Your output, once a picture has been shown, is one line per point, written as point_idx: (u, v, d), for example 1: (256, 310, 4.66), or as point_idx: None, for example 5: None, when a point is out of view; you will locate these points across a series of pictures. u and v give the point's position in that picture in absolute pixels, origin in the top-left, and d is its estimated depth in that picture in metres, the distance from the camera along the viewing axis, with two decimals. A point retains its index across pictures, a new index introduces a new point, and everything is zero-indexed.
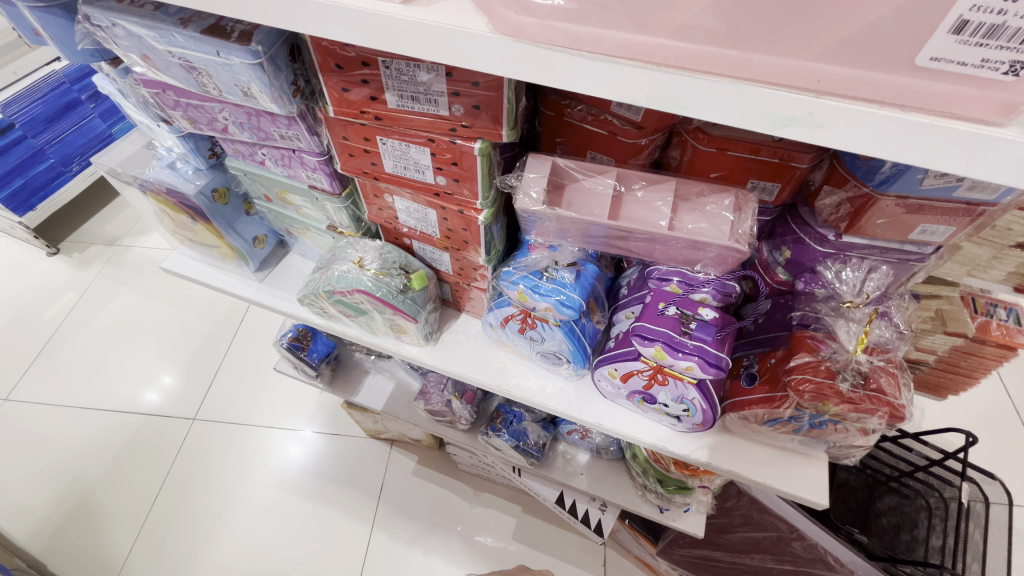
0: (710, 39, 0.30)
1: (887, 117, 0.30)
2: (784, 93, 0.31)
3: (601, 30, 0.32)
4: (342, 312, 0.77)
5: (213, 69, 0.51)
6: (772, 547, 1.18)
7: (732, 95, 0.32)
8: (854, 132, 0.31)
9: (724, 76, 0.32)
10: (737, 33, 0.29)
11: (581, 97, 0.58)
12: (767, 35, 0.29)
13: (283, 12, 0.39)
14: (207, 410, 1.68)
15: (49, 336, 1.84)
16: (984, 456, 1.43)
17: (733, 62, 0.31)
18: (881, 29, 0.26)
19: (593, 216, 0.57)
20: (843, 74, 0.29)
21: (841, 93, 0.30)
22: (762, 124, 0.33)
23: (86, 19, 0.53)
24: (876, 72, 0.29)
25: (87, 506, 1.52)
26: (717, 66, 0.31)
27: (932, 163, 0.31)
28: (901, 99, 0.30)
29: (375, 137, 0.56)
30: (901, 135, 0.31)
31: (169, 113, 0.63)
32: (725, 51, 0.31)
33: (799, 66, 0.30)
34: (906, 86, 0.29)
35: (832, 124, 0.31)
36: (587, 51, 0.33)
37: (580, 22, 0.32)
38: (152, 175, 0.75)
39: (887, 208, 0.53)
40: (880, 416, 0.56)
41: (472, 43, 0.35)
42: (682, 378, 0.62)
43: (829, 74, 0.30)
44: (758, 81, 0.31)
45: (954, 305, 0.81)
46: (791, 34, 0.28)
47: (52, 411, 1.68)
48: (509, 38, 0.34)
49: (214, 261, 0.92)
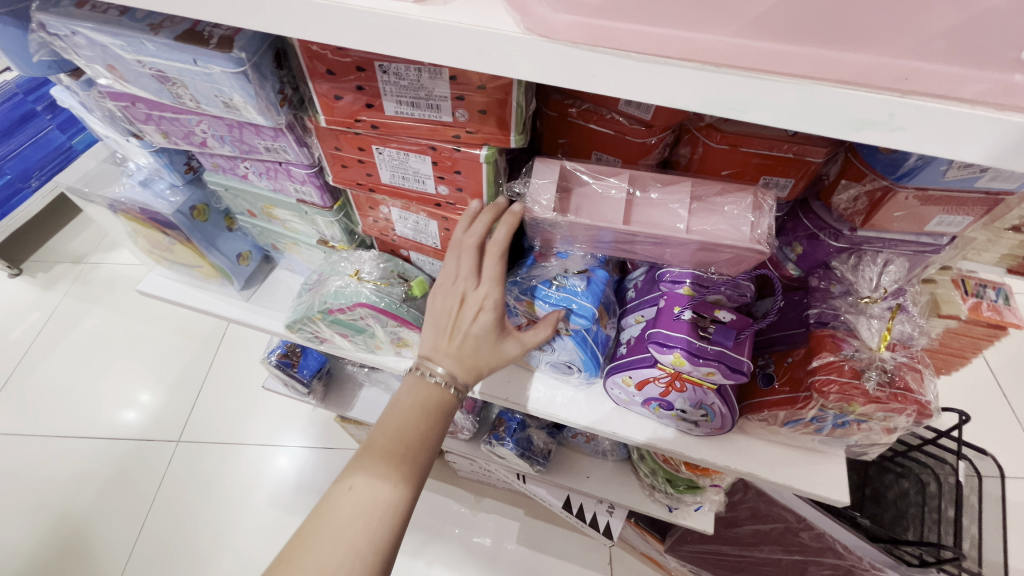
0: (773, 34, 0.27)
1: (975, 118, 0.28)
2: (863, 93, 0.28)
3: (653, 28, 0.29)
4: (338, 332, 0.72)
5: (189, 78, 0.47)
6: (779, 538, 1.19)
7: (799, 95, 0.29)
8: (938, 135, 0.29)
9: (790, 76, 0.29)
10: (813, 27, 0.26)
11: (585, 96, 0.55)
12: (849, 28, 0.26)
13: (280, 13, 0.34)
14: (192, 430, 1.61)
15: (16, 362, 1.74)
16: (974, 433, 1.46)
17: (803, 59, 0.28)
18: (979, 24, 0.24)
19: (604, 219, 0.54)
20: (932, 70, 0.27)
21: (925, 92, 0.27)
22: (831, 128, 0.30)
23: (41, 28, 0.48)
24: (965, 66, 0.26)
25: (70, 540, 1.45)
26: (783, 65, 0.28)
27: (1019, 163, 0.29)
28: (995, 97, 0.27)
29: (371, 146, 0.52)
30: (991, 134, 0.28)
31: (140, 127, 0.58)
32: (794, 49, 0.28)
33: (881, 64, 0.27)
34: (1004, 83, 0.26)
35: (912, 126, 0.29)
36: (634, 52, 0.30)
37: (629, 21, 0.29)
38: (123, 195, 0.69)
39: (905, 201, 0.51)
40: (908, 415, 0.54)
41: (502, 44, 0.32)
42: (702, 384, 0.60)
43: (915, 72, 0.27)
44: (827, 79, 0.29)
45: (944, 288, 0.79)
46: (868, 27, 0.26)
47: (25, 442, 1.59)
48: (544, 39, 0.31)
49: (195, 281, 0.86)
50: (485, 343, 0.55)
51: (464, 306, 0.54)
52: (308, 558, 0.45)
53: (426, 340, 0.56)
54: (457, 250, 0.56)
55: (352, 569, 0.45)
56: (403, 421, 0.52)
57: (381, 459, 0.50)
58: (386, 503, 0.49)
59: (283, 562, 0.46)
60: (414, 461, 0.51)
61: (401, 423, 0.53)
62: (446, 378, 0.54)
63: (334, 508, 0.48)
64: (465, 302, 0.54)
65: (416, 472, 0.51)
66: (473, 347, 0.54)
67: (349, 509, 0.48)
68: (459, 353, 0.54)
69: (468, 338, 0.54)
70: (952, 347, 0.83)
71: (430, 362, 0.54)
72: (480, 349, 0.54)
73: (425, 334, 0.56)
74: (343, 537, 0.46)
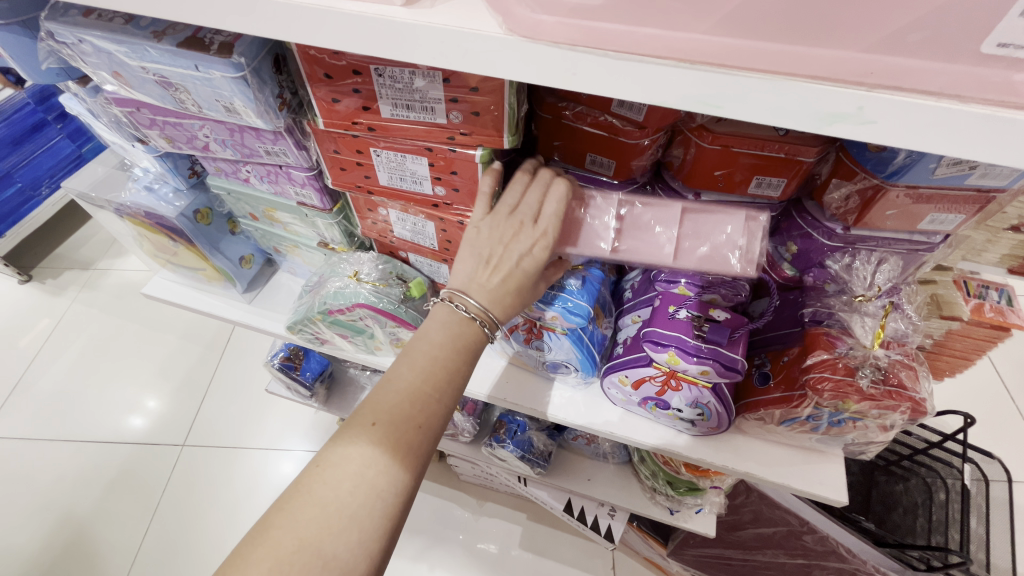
0: (749, 31, 0.28)
1: (943, 109, 0.28)
2: (832, 87, 0.29)
3: (632, 27, 0.29)
4: (338, 332, 0.74)
5: (192, 84, 0.48)
6: (783, 542, 1.17)
7: (771, 90, 0.29)
8: (908, 128, 0.29)
9: (762, 71, 0.29)
10: (780, 25, 0.27)
11: (578, 99, 0.55)
12: (814, 24, 0.26)
13: (271, 18, 0.35)
14: (197, 435, 1.63)
15: (25, 367, 1.76)
16: (980, 436, 1.45)
17: (774, 55, 0.28)
18: (943, 21, 0.24)
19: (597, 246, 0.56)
20: (899, 63, 0.27)
21: (892, 85, 0.28)
22: (803, 122, 0.30)
23: (50, 36, 0.49)
24: (929, 59, 0.26)
25: (75, 544, 1.46)
26: (755, 60, 0.29)
27: (986, 157, 0.29)
28: (960, 88, 0.27)
29: (368, 149, 0.53)
30: (961, 126, 0.28)
31: (145, 132, 0.60)
32: (765, 45, 0.28)
33: (849, 58, 0.27)
34: (970, 74, 0.26)
35: (883, 119, 0.29)
36: (614, 50, 0.31)
37: (608, 20, 0.29)
38: (129, 199, 0.71)
39: (896, 199, 0.52)
40: (902, 412, 0.55)
41: (486, 45, 0.33)
42: (697, 383, 0.60)
43: (882, 66, 0.27)
44: (798, 75, 0.29)
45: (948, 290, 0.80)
46: (840, 23, 0.26)
47: (33, 446, 1.61)
48: (527, 40, 0.32)
49: (198, 284, 0.87)
50: (526, 284, 0.52)
51: (513, 240, 0.51)
52: (326, 495, 0.41)
53: (462, 269, 0.51)
54: (518, 177, 0.53)
55: (374, 509, 0.42)
56: (431, 357, 0.48)
57: (408, 397, 0.46)
58: (411, 441, 0.45)
59: (295, 497, 0.42)
60: (441, 401, 0.47)
61: (433, 359, 0.48)
62: (478, 314, 0.51)
63: (355, 445, 0.44)
64: (518, 232, 0.51)
65: (442, 414, 0.48)
66: (516, 285, 0.51)
67: (373, 449, 0.44)
68: (500, 287, 0.50)
69: (514, 272, 0.51)
70: (956, 349, 0.83)
71: (467, 295, 0.50)
72: (520, 289, 0.52)
73: (464, 262, 0.51)
74: (365, 474, 0.43)
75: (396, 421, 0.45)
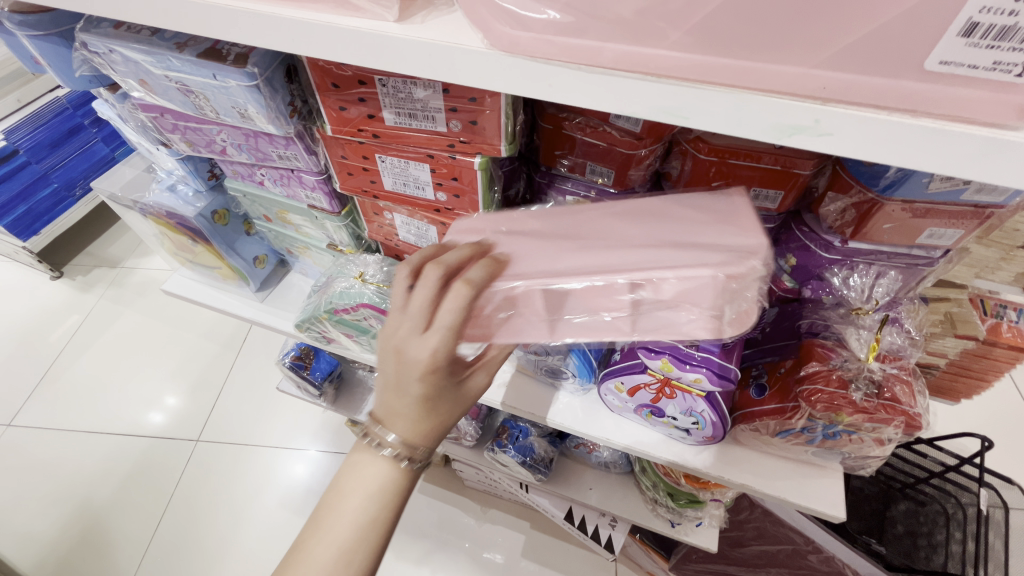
0: (708, 48, 0.28)
1: (892, 124, 0.28)
2: (789, 102, 0.29)
3: (600, 42, 0.30)
4: (343, 332, 0.76)
5: (209, 92, 0.52)
6: (787, 561, 1.13)
7: (733, 103, 0.30)
8: (863, 141, 0.29)
9: (724, 85, 0.29)
10: (740, 40, 0.27)
11: (577, 109, 0.56)
12: (770, 40, 0.27)
13: (272, 31, 0.38)
14: (211, 430, 1.67)
15: (52, 360, 1.83)
16: (1001, 461, 1.40)
17: (734, 70, 0.29)
18: (886, 36, 0.24)
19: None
20: (851, 80, 0.27)
21: (847, 100, 0.28)
22: (764, 134, 0.30)
23: (83, 47, 0.53)
24: (882, 77, 0.26)
25: (91, 532, 1.51)
26: (716, 75, 0.29)
27: (948, 171, 0.29)
28: (909, 103, 0.27)
29: (374, 155, 0.55)
30: (917, 143, 0.28)
31: (168, 136, 0.63)
32: (724, 60, 0.28)
33: (803, 74, 0.27)
34: (915, 92, 0.26)
35: (840, 131, 0.29)
36: (585, 64, 0.31)
37: (577, 35, 0.30)
38: (152, 199, 0.75)
39: (893, 213, 0.52)
40: (896, 426, 0.54)
41: (467, 58, 0.34)
42: (691, 391, 0.61)
43: (835, 82, 0.27)
44: (759, 89, 0.29)
45: (963, 308, 0.77)
46: (786, 37, 0.26)
47: (56, 436, 1.67)
48: (506, 54, 0.33)
49: (214, 281, 0.91)
50: (438, 396, 0.47)
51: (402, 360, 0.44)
52: None
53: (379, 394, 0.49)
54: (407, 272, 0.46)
55: None
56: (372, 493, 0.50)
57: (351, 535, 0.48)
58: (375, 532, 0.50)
59: None
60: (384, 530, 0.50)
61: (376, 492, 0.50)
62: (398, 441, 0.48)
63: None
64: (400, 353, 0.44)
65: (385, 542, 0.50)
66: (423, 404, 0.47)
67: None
68: (408, 413, 0.47)
69: (415, 394, 0.46)
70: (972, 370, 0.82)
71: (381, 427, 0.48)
72: (432, 404, 0.47)
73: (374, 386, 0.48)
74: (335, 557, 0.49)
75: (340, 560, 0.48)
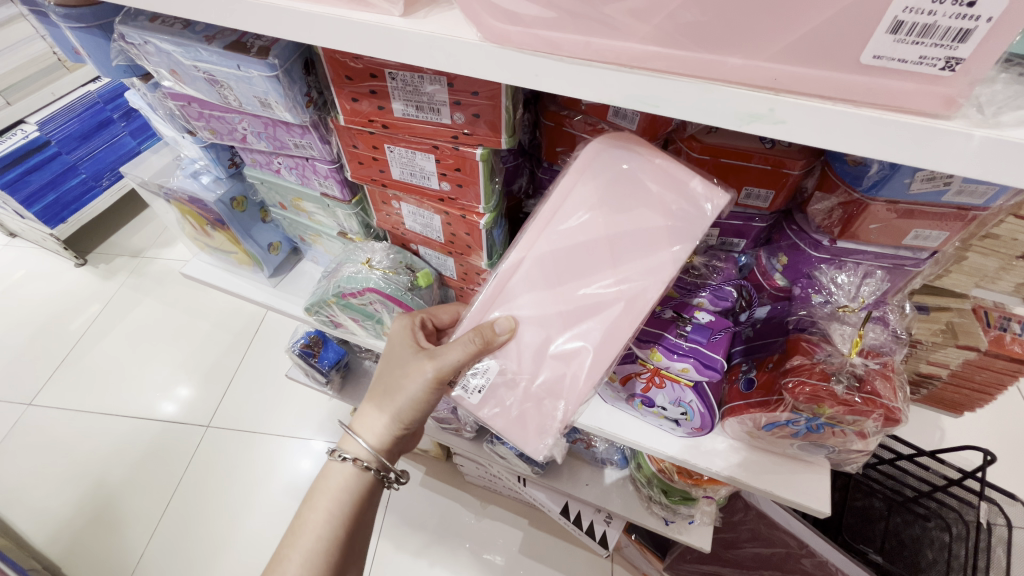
0: (674, 42, 0.31)
1: (840, 114, 0.30)
2: (748, 92, 0.31)
3: (579, 37, 0.33)
4: (350, 317, 0.80)
5: (233, 81, 0.56)
6: (780, 564, 1.13)
7: (698, 94, 0.32)
8: (816, 129, 0.31)
9: (690, 76, 0.32)
10: (700, 35, 0.30)
11: (580, 108, 0.59)
12: (727, 35, 0.29)
13: (286, 22, 0.41)
14: (221, 417, 1.72)
15: (73, 344, 1.90)
16: (1006, 476, 1.38)
17: (699, 63, 0.31)
18: (827, 32, 0.27)
19: (525, 255, 0.57)
20: (800, 73, 0.30)
21: (799, 91, 0.30)
22: (727, 122, 0.33)
23: (121, 38, 0.58)
24: (828, 70, 0.29)
25: (103, 511, 1.56)
26: (682, 67, 0.32)
27: (892, 158, 0.31)
28: (854, 94, 0.29)
29: (383, 145, 0.59)
30: (863, 131, 0.30)
31: (193, 124, 0.68)
32: (689, 54, 0.31)
33: (758, 67, 0.30)
34: (855, 84, 0.29)
35: (793, 120, 0.31)
36: (566, 55, 0.34)
37: (558, 30, 0.33)
38: (176, 184, 0.80)
39: (878, 213, 0.53)
40: (876, 419, 0.56)
41: (462, 50, 0.37)
42: (679, 381, 0.63)
43: (786, 74, 0.30)
44: (723, 80, 0.32)
45: (965, 317, 0.72)
46: (740, 34, 0.29)
47: (74, 416, 1.74)
48: (496, 46, 0.36)
49: (230, 266, 0.95)
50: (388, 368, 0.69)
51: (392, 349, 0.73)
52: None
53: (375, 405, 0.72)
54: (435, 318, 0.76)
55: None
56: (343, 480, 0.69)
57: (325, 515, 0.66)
58: (337, 522, 0.66)
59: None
60: (352, 515, 0.68)
61: (344, 483, 0.68)
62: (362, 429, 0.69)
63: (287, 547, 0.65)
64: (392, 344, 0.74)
65: (350, 524, 0.67)
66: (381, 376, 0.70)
67: (300, 548, 0.64)
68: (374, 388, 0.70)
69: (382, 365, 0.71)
70: (974, 381, 0.78)
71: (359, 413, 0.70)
72: (384, 377, 0.69)
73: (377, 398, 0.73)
74: (312, 531, 0.65)
75: (319, 526, 0.66)
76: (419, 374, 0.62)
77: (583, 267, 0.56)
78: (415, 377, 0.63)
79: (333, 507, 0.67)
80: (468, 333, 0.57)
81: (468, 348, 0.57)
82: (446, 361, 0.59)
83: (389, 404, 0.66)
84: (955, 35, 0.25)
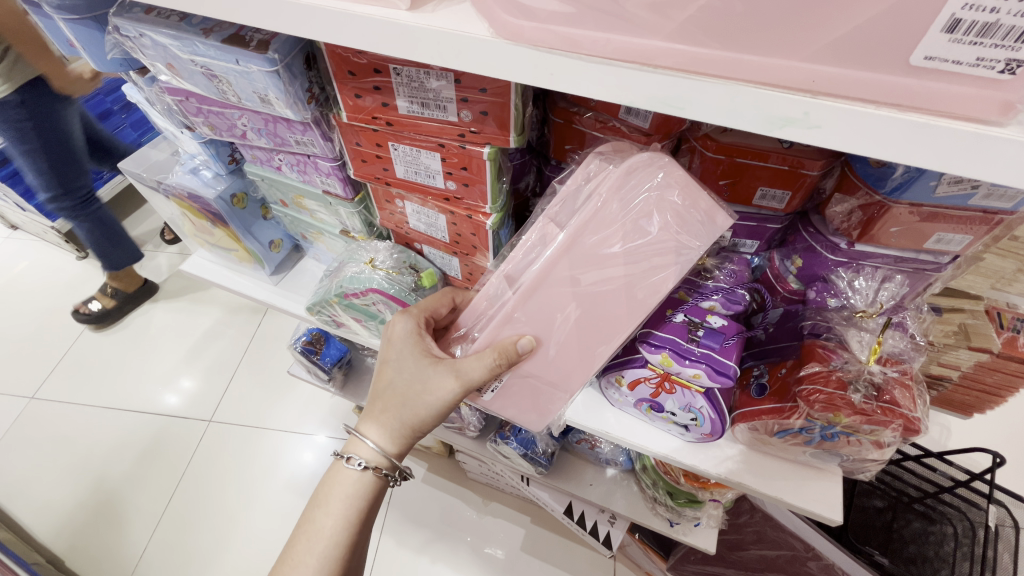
0: (704, 42, 0.29)
1: (880, 118, 0.28)
2: (780, 94, 0.30)
3: (600, 33, 0.31)
4: (352, 317, 0.78)
5: (233, 76, 0.54)
6: (785, 566, 1.13)
7: (727, 96, 0.31)
8: (853, 133, 0.29)
9: (719, 77, 0.30)
10: (731, 33, 0.28)
11: (591, 104, 0.57)
12: (758, 35, 0.28)
13: (290, 16, 0.39)
14: (222, 412, 1.71)
15: (75, 338, 1.90)
16: (1012, 477, 1.37)
17: (729, 63, 0.29)
18: (870, 32, 0.25)
19: (543, 277, 0.52)
20: (839, 74, 0.28)
21: (836, 93, 0.29)
22: (758, 125, 0.31)
23: (117, 30, 0.56)
24: (869, 71, 0.27)
25: (106, 505, 1.56)
26: (711, 66, 0.30)
27: (933, 165, 0.29)
28: (896, 98, 0.28)
29: (387, 143, 0.57)
30: (904, 135, 0.29)
31: (192, 120, 0.66)
32: (719, 53, 0.29)
33: (794, 67, 0.28)
34: (898, 86, 0.27)
35: (828, 124, 0.30)
36: (585, 54, 0.33)
37: (579, 27, 0.31)
38: (175, 181, 0.78)
39: (900, 216, 0.51)
40: (894, 429, 0.54)
41: (474, 47, 0.35)
42: (690, 387, 0.61)
43: (824, 75, 0.28)
44: (752, 81, 0.30)
45: (978, 320, 0.70)
46: (776, 34, 0.27)
47: (76, 410, 1.73)
48: (510, 43, 0.34)
49: (230, 263, 0.94)
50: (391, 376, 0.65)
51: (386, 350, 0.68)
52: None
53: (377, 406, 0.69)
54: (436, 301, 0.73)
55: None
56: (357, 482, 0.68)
57: (339, 518, 0.66)
58: (350, 525, 0.66)
59: None
60: (366, 513, 0.68)
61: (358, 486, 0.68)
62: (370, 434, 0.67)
63: (302, 550, 0.64)
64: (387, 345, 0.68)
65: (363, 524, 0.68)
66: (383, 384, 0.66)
67: (315, 550, 0.64)
68: (376, 395, 0.67)
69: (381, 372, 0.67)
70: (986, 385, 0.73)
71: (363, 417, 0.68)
72: (387, 386, 0.66)
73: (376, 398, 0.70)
74: (325, 536, 0.65)
75: (331, 528, 0.65)
76: (435, 392, 0.61)
77: (601, 292, 0.52)
78: (433, 395, 0.61)
79: (347, 509, 0.67)
80: (491, 355, 0.56)
81: (494, 369, 0.57)
82: (467, 382, 0.58)
83: (400, 414, 0.65)
84: (1018, 35, 0.23)
